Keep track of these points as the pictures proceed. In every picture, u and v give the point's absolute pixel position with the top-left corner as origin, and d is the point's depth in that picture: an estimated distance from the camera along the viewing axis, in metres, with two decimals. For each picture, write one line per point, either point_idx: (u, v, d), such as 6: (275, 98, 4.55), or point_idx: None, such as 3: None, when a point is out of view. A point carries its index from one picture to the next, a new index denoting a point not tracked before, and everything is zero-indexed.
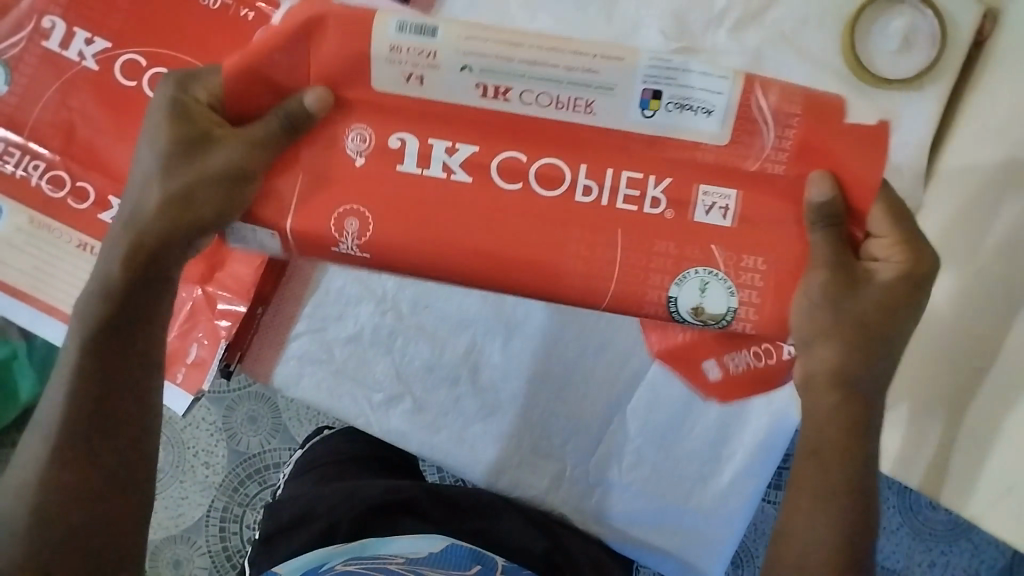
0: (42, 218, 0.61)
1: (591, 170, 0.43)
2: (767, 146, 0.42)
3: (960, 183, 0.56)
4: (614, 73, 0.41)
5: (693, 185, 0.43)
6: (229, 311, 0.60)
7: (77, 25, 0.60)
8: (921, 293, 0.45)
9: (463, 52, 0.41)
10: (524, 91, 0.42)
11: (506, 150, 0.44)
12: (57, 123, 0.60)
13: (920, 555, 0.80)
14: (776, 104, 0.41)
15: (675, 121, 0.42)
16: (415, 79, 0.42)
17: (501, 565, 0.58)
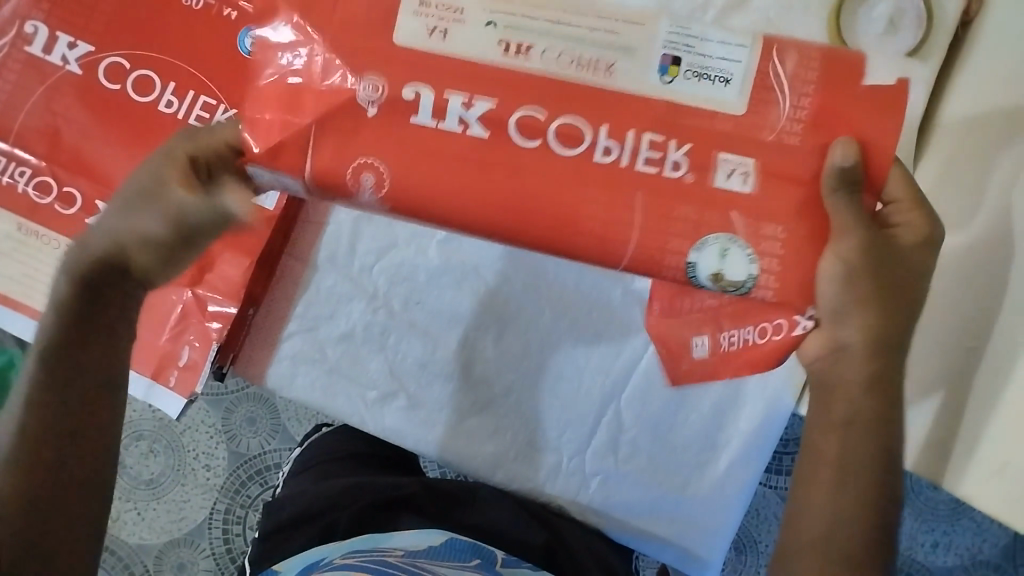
0: (30, 224, 0.61)
1: (612, 131, 0.41)
2: (784, 115, 0.41)
3: (949, 162, 0.55)
4: (633, 36, 0.41)
5: (712, 152, 0.41)
6: (220, 313, 0.59)
7: (60, 29, 0.59)
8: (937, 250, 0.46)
9: (490, 8, 0.41)
10: (546, 49, 0.41)
11: (521, 108, 0.42)
12: (43, 128, 0.60)
13: (923, 536, 0.80)
14: (793, 70, 0.41)
15: (694, 88, 0.41)
16: (440, 33, 0.41)
17: (501, 558, 0.58)
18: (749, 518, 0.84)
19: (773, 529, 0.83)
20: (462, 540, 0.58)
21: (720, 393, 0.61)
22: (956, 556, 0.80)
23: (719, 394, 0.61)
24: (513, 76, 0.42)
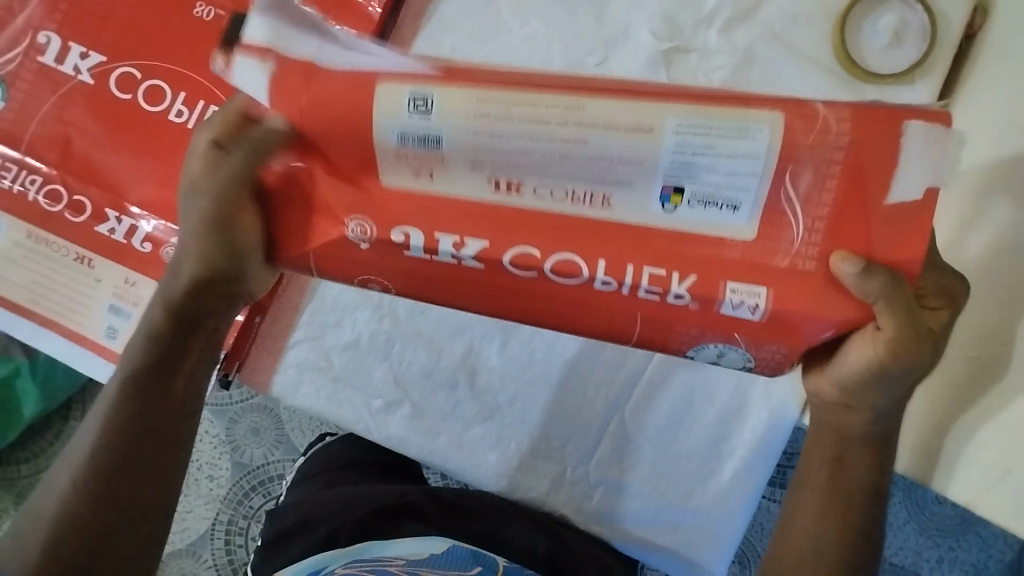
0: (40, 232, 0.61)
1: (611, 266, 0.37)
2: (795, 240, 0.35)
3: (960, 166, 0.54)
4: (631, 170, 0.35)
5: (717, 280, 0.36)
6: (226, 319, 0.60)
7: (73, 40, 0.61)
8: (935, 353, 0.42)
9: (472, 151, 0.36)
10: (537, 186, 0.37)
11: (518, 244, 0.38)
12: (54, 137, 0.61)
13: (928, 551, 0.79)
14: (806, 193, 0.35)
15: (701, 217, 0.36)
16: (427, 174, 0.37)
17: (502, 566, 0.57)
18: (755, 532, 0.83)
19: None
20: (462, 548, 0.58)
21: (723, 403, 0.61)
22: (962, 573, 0.79)
23: (722, 405, 0.61)
24: (501, 212, 0.38)
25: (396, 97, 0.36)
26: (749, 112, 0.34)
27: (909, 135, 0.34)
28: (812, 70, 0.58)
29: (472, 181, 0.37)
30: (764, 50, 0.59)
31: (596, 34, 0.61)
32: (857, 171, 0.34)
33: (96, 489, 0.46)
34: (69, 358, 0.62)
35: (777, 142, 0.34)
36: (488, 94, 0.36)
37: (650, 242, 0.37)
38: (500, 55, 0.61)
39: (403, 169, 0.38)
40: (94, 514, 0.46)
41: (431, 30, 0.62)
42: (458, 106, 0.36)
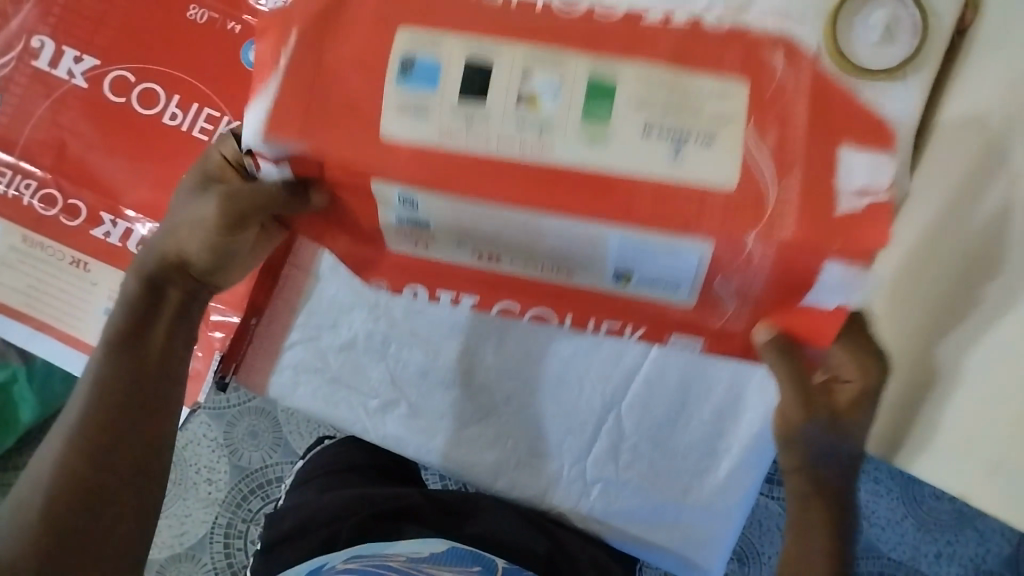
0: (35, 236, 0.61)
1: (576, 317, 0.47)
2: (731, 312, 0.42)
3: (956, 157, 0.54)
4: (585, 259, 0.40)
5: (665, 332, 0.45)
6: (224, 322, 0.63)
7: (67, 44, 0.61)
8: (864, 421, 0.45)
9: (455, 231, 0.40)
10: (511, 259, 0.42)
11: (501, 300, 0.47)
12: (48, 141, 0.61)
13: (926, 547, 0.79)
14: (738, 288, 0.39)
15: (648, 289, 0.41)
16: (422, 244, 0.43)
17: (501, 566, 0.58)
18: (753, 528, 0.83)
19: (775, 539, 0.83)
20: (462, 548, 0.58)
21: (719, 400, 0.60)
22: (960, 567, 0.79)
23: (718, 401, 0.60)
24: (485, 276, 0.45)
25: (382, 195, 0.39)
26: (687, 237, 0.36)
27: (827, 272, 0.36)
28: None
29: (462, 251, 0.42)
30: None
31: None
32: (783, 287, 0.38)
33: (74, 483, 0.45)
34: (66, 362, 0.62)
35: (707, 261, 0.37)
36: (471, 205, 0.38)
37: (602, 308, 0.45)
38: None
39: (404, 241, 0.43)
40: (72, 512, 0.45)
41: None
42: (433, 205, 0.38)
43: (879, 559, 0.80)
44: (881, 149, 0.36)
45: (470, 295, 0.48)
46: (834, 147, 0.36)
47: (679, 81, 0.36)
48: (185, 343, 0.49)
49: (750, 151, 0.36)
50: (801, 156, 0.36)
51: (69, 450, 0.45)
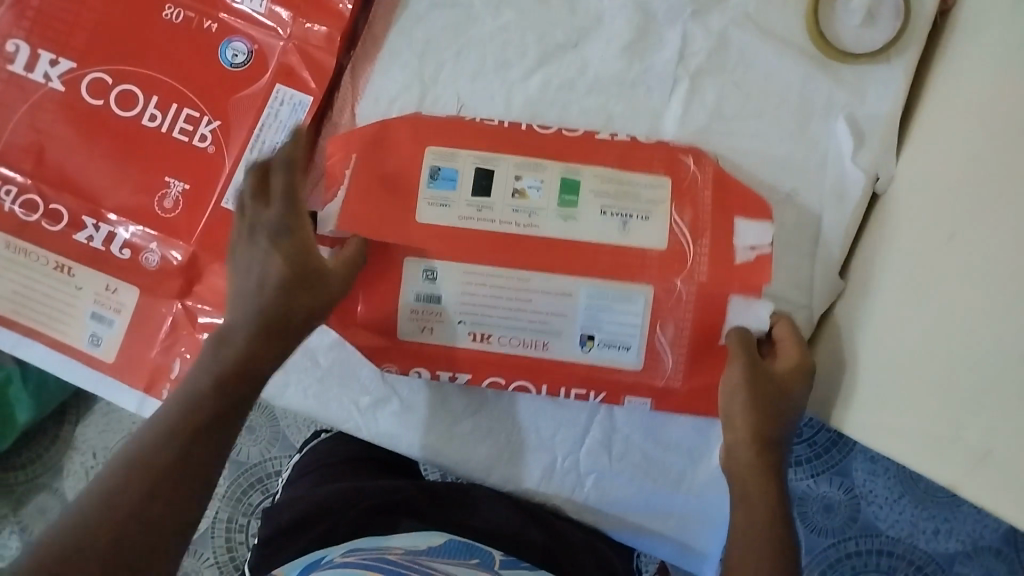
0: (18, 242, 0.61)
1: (550, 387, 0.57)
2: (668, 369, 0.55)
3: (937, 135, 0.53)
4: (558, 322, 0.54)
5: (620, 395, 0.57)
6: (211, 324, 0.60)
7: (42, 47, 0.60)
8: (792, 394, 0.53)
9: (460, 310, 0.55)
10: (500, 336, 0.55)
11: (489, 376, 0.57)
12: (27, 145, 0.60)
13: (924, 523, 0.79)
14: (671, 338, 0.54)
15: (607, 355, 0.55)
16: (428, 330, 0.55)
17: (500, 560, 0.58)
18: None
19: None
20: (458, 540, 0.58)
21: None
22: (958, 544, 0.78)
23: None
24: (479, 353, 0.56)
25: (413, 273, 0.54)
26: (630, 284, 0.54)
27: (732, 303, 0.54)
28: (787, 52, 0.58)
29: (461, 332, 0.55)
30: (740, 33, 0.59)
31: (570, 23, 0.60)
32: (706, 327, 0.54)
33: (137, 491, 0.43)
34: (55, 367, 0.61)
35: (649, 306, 0.54)
36: (486, 267, 0.54)
37: (573, 375, 0.56)
38: (474, 46, 0.61)
39: (410, 322, 0.55)
40: (146, 519, 0.43)
41: (403, 22, 0.61)
42: (451, 276, 0.54)
43: (878, 537, 0.80)
44: (763, 220, 0.55)
45: (465, 373, 0.57)
46: (732, 215, 0.55)
47: (622, 178, 0.55)
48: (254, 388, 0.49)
49: (674, 224, 0.54)
50: (709, 230, 0.54)
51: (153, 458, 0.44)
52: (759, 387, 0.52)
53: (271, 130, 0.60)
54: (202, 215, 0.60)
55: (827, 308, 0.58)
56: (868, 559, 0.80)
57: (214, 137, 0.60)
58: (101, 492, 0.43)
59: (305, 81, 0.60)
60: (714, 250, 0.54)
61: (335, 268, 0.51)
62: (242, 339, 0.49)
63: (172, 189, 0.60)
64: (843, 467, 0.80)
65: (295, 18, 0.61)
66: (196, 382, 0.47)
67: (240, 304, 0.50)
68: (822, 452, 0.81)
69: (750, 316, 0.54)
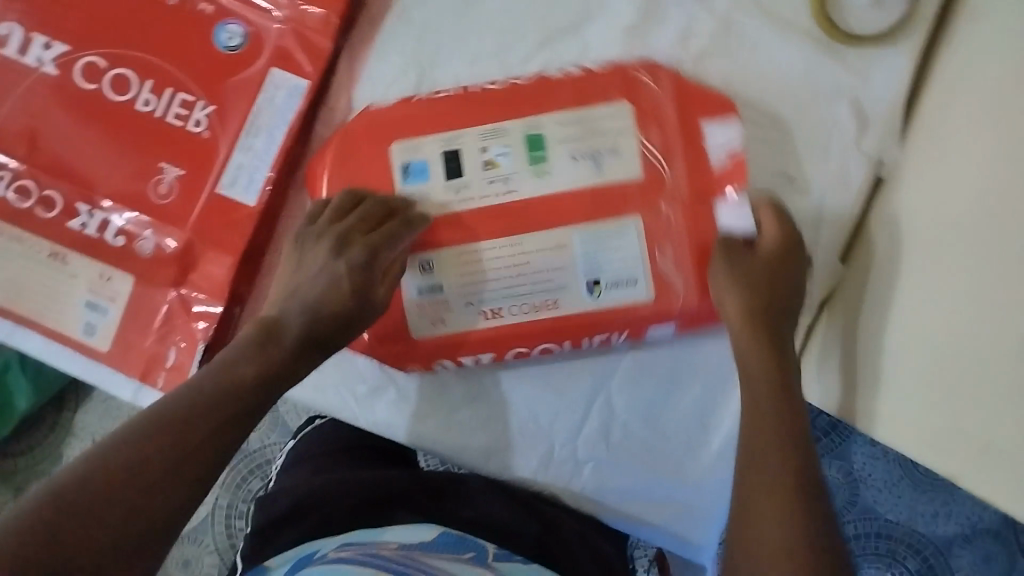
0: (11, 228, 0.60)
1: (571, 340, 0.56)
2: (681, 294, 0.55)
3: (946, 120, 0.52)
4: (563, 276, 0.55)
5: (640, 325, 0.55)
6: (206, 312, 0.60)
7: (35, 30, 0.59)
8: (781, 271, 0.51)
9: (465, 294, 0.56)
10: (511, 308, 0.56)
11: (510, 349, 0.57)
12: (20, 130, 0.60)
13: (924, 507, 0.76)
14: (673, 256, 0.54)
15: (618, 294, 0.55)
16: (440, 321, 0.56)
17: (493, 552, 0.55)
18: None
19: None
20: (452, 534, 0.56)
21: (711, 374, 0.59)
22: (958, 527, 0.75)
23: (709, 375, 0.59)
24: (495, 331, 0.56)
25: (411, 271, 0.56)
26: (621, 218, 0.54)
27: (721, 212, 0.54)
28: (793, 34, 0.57)
29: (469, 310, 0.56)
30: (745, 15, 0.58)
31: (571, 5, 0.59)
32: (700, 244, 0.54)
33: (151, 473, 0.40)
34: (49, 356, 0.60)
35: (643, 233, 0.54)
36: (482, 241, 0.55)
37: (590, 325, 0.55)
38: (472, 30, 0.60)
39: (424, 322, 0.56)
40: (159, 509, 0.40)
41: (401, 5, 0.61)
42: (445, 267, 0.56)
43: (876, 520, 0.77)
44: (726, 120, 0.55)
45: (487, 352, 0.57)
46: (700, 119, 0.55)
47: (583, 115, 0.55)
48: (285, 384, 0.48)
49: (646, 149, 0.55)
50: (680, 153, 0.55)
51: (178, 442, 0.41)
52: (742, 275, 0.51)
53: (266, 115, 0.59)
54: (197, 202, 0.59)
55: (828, 296, 0.58)
56: (866, 544, 0.77)
57: (209, 123, 0.59)
58: (109, 457, 0.40)
59: (300, 65, 0.59)
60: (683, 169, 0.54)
61: (383, 297, 0.53)
62: (290, 342, 0.48)
63: (166, 175, 0.59)
64: (843, 451, 0.77)
65: (290, 1, 0.59)
66: (237, 367, 0.45)
67: (298, 309, 0.50)
68: (820, 434, 0.77)
69: (733, 217, 0.54)
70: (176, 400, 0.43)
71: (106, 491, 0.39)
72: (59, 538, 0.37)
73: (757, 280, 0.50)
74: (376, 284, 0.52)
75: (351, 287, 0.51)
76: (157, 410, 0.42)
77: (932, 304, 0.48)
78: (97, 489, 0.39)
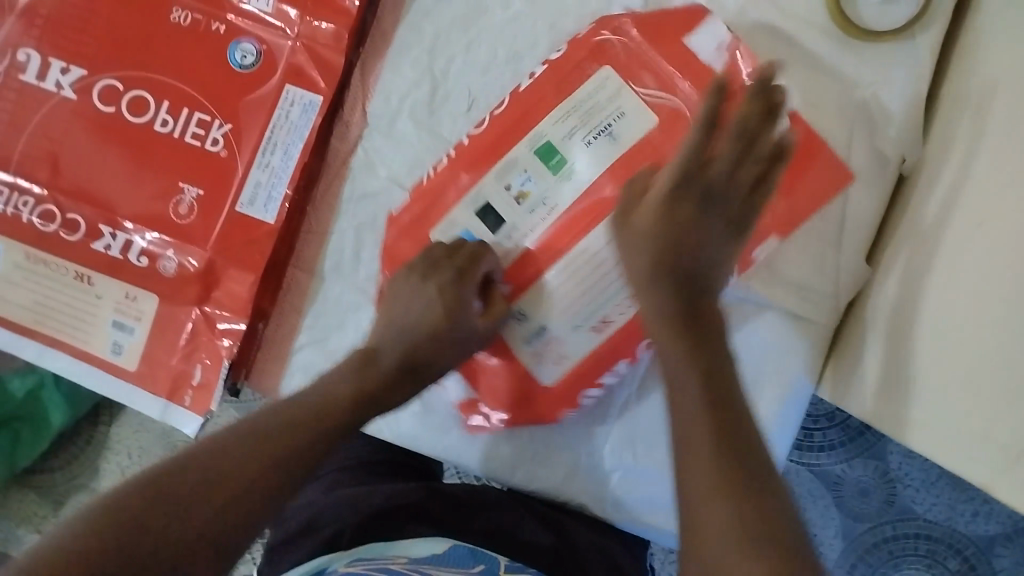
0: (37, 252, 0.61)
1: None
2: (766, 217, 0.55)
3: (967, 112, 0.51)
4: None
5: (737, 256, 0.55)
6: (230, 329, 0.60)
7: (54, 56, 0.60)
8: (688, 205, 0.46)
9: (570, 322, 0.56)
10: (616, 309, 0.55)
11: (638, 342, 0.56)
12: (43, 156, 0.60)
13: (963, 505, 0.74)
14: None
15: None
16: (563, 357, 0.57)
17: (505, 564, 0.53)
18: None
19: (810, 506, 0.77)
20: (462, 547, 0.53)
21: None
22: (999, 525, 0.74)
23: None
24: (615, 336, 0.56)
25: (518, 340, 0.57)
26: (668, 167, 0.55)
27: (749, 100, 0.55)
28: (808, 32, 0.57)
29: (576, 330, 0.56)
30: (759, 14, 0.58)
31: (583, 11, 0.59)
32: None
33: (245, 468, 0.41)
34: (78, 377, 0.61)
35: None
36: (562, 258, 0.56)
37: None
38: (484, 39, 0.60)
39: (550, 366, 0.57)
40: (250, 500, 0.41)
41: (412, 18, 0.61)
42: (534, 307, 0.56)
43: (915, 520, 0.75)
44: (704, 20, 0.56)
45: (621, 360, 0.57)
46: (679, 41, 0.56)
47: (570, 102, 0.56)
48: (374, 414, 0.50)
49: (643, 95, 0.56)
50: (672, 66, 0.56)
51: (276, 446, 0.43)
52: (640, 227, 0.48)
53: (282, 132, 0.60)
54: (217, 220, 0.60)
55: (855, 295, 0.57)
56: (906, 544, 0.75)
57: (226, 141, 0.60)
58: (207, 447, 0.42)
59: (314, 81, 0.60)
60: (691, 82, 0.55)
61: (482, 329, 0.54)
62: (385, 371, 0.51)
63: (186, 194, 0.60)
64: (879, 449, 0.76)
65: (302, 17, 0.60)
66: (336, 392, 0.49)
67: (392, 345, 0.53)
68: (856, 434, 0.76)
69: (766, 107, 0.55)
70: (276, 410, 0.46)
71: (210, 474, 0.41)
72: (149, 521, 0.38)
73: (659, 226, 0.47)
74: (469, 299, 0.54)
75: (442, 310, 0.53)
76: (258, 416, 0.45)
77: (958, 304, 0.47)
78: (203, 471, 0.41)
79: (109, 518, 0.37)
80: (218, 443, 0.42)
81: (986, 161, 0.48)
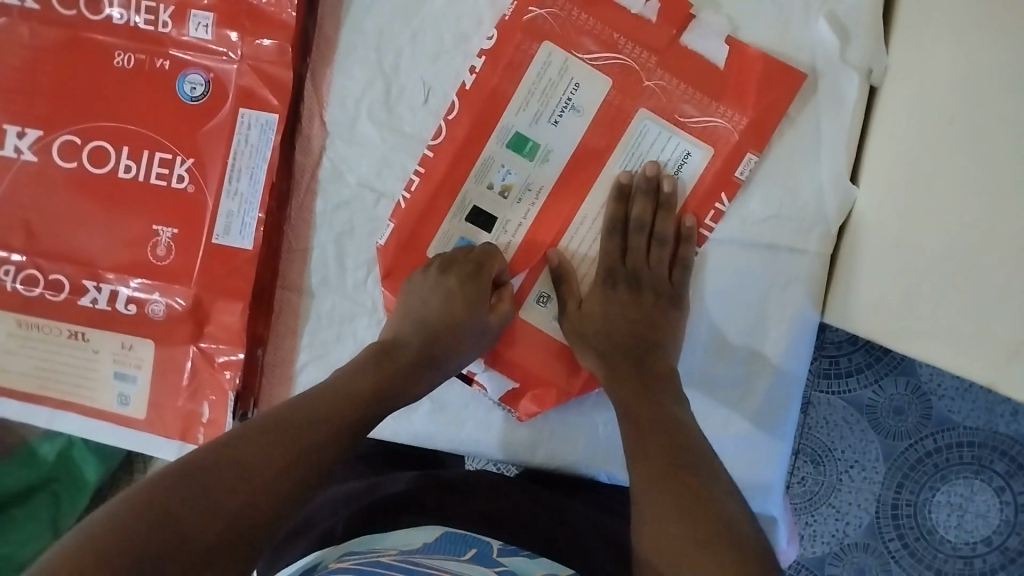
0: (27, 317, 0.61)
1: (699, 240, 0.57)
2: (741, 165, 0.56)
3: (927, 11, 0.50)
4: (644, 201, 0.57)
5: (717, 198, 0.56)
6: (229, 361, 0.60)
7: (6, 122, 0.60)
8: (608, 288, 0.57)
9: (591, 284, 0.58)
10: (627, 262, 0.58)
11: None
12: (14, 223, 0.60)
13: (1001, 406, 0.73)
14: (699, 111, 0.55)
15: (687, 174, 0.56)
16: None
17: (497, 548, 0.50)
18: (818, 427, 0.77)
19: (846, 433, 0.76)
20: (456, 533, 0.51)
21: (745, 322, 0.58)
22: None
23: (745, 323, 0.57)
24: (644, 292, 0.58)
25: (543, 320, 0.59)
26: (633, 122, 0.56)
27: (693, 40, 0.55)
28: None
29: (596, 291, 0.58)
30: None
31: None
32: (698, 76, 0.55)
33: (277, 449, 0.43)
34: (91, 433, 0.62)
35: (654, 113, 0.56)
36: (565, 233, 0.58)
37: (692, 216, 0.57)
38: (429, 28, 0.59)
39: None
40: (284, 477, 0.42)
41: (352, 18, 0.59)
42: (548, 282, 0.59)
43: (955, 430, 0.74)
44: None
45: None
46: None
47: (525, 88, 0.56)
48: (397, 392, 0.52)
49: (592, 61, 0.56)
50: (610, 26, 0.55)
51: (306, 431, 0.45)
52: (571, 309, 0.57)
53: (244, 157, 0.59)
54: (196, 255, 0.60)
55: (844, 218, 0.56)
56: (949, 454, 0.74)
57: (191, 176, 0.59)
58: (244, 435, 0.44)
59: (266, 100, 0.59)
60: (633, 34, 0.55)
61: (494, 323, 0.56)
62: (401, 362, 0.53)
63: (162, 235, 0.60)
64: (908, 366, 0.75)
65: (243, 38, 0.59)
66: (359, 380, 0.50)
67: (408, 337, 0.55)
68: (881, 355, 0.75)
69: (710, 44, 0.55)
70: (309, 399, 0.48)
71: (246, 454, 0.42)
72: (167, 515, 0.38)
73: (592, 316, 0.56)
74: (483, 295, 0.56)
75: (462, 305, 0.55)
76: (293, 404, 0.47)
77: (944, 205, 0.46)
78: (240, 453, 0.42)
79: (136, 509, 0.38)
80: (255, 430, 0.44)
81: (950, 58, 0.47)
